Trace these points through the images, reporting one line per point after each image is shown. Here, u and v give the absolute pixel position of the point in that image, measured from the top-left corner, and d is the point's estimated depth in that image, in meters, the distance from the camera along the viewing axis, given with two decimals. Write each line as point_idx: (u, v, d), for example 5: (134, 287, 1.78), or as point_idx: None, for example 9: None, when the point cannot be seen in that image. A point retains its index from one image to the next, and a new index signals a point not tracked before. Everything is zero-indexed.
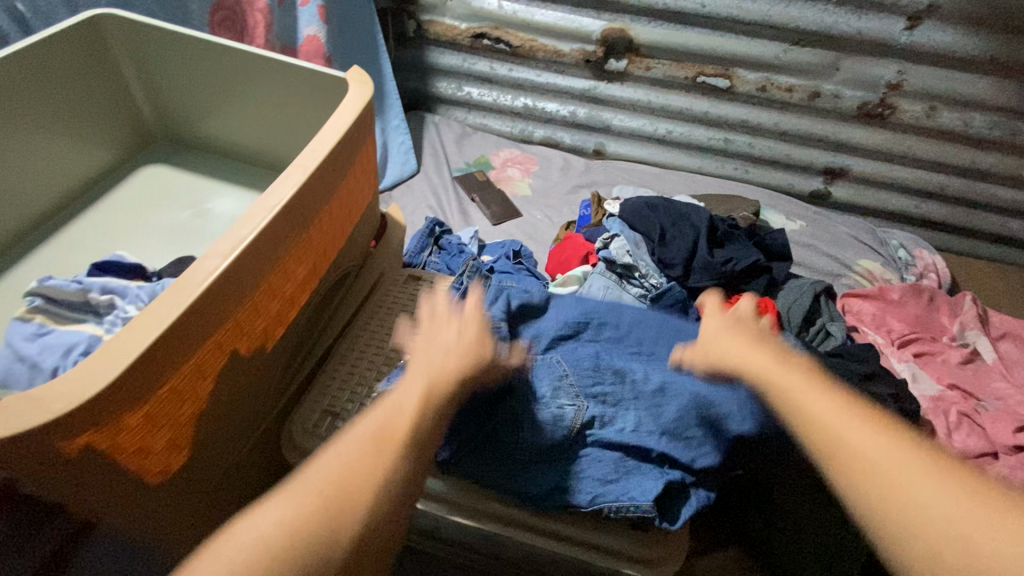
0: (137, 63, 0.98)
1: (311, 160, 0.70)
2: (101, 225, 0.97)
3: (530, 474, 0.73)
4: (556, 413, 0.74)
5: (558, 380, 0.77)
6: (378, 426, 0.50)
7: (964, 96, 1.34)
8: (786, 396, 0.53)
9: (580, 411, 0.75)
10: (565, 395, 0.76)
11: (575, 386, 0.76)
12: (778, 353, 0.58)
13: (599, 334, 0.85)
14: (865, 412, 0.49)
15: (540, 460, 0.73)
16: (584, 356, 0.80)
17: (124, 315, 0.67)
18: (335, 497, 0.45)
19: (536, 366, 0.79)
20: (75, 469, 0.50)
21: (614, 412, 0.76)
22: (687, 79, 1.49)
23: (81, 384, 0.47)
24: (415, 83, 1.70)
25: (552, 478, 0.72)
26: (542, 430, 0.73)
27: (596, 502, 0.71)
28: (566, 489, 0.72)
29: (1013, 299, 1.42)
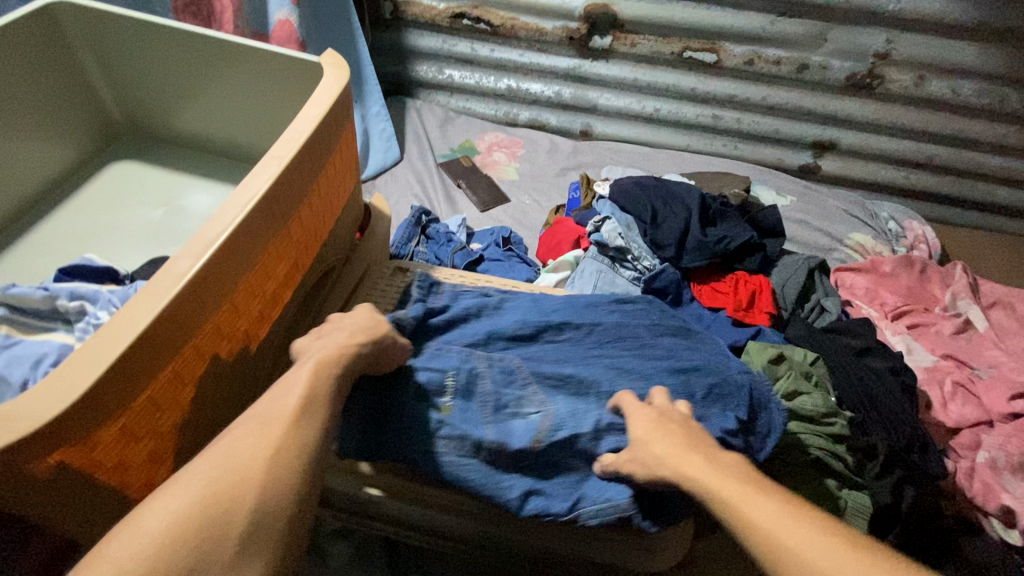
0: (96, 53, 0.93)
1: (286, 152, 0.66)
2: (68, 227, 0.93)
3: (501, 479, 0.66)
4: (522, 422, 0.68)
5: (519, 388, 0.70)
6: (274, 420, 0.49)
7: (953, 64, 1.33)
8: (730, 507, 0.52)
9: (547, 415, 0.68)
10: (530, 403, 0.69)
11: (539, 390, 0.71)
12: (706, 450, 0.58)
13: (562, 332, 0.81)
14: (802, 516, 0.50)
15: (504, 466, 0.67)
16: (543, 358, 0.76)
17: (95, 322, 0.64)
18: (228, 490, 0.44)
19: (494, 369, 0.71)
20: (49, 491, 0.47)
21: (584, 411, 0.69)
22: (673, 55, 1.46)
23: (48, 402, 0.44)
24: (394, 67, 1.64)
25: (526, 483, 0.66)
26: (513, 434, 0.67)
27: (575, 509, 0.66)
28: (542, 495, 0.66)
29: (1002, 267, 1.43)
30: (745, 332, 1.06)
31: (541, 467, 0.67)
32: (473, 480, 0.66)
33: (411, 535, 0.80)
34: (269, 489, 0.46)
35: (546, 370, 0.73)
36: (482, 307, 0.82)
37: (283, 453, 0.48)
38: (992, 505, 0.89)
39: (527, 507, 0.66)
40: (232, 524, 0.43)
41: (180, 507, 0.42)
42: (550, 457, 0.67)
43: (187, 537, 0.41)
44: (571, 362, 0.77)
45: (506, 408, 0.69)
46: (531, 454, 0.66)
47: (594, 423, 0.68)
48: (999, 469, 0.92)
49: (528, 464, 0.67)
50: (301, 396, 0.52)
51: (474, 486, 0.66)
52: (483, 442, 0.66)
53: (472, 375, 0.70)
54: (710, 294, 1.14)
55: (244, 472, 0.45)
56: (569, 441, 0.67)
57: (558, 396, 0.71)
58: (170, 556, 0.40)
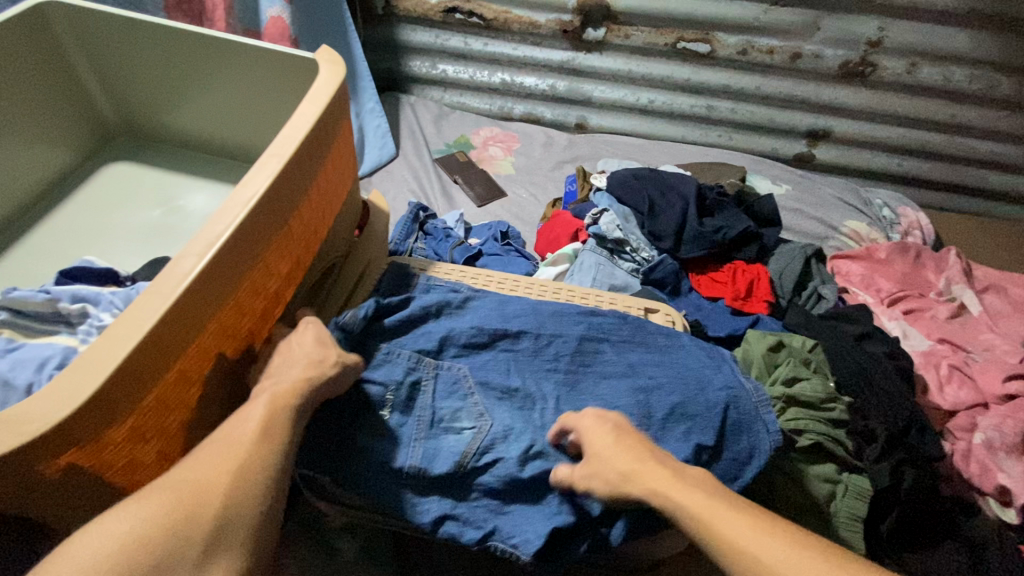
0: (88, 53, 0.92)
1: (286, 148, 0.66)
2: (66, 229, 0.92)
3: (419, 501, 0.66)
4: (454, 438, 0.68)
5: (460, 401, 0.70)
6: (241, 434, 0.53)
7: (944, 51, 1.33)
8: (700, 522, 0.55)
9: (480, 433, 0.68)
10: (466, 416, 0.69)
11: (479, 405, 0.70)
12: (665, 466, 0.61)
13: (517, 341, 0.76)
14: (763, 522, 0.55)
15: (430, 487, 0.67)
16: (493, 370, 0.73)
17: (98, 324, 0.64)
18: (194, 500, 0.48)
19: (439, 380, 0.71)
20: (59, 490, 0.47)
21: (518, 433, 0.68)
22: (667, 46, 1.46)
23: (58, 401, 0.44)
24: (387, 63, 1.64)
25: (444, 506, 0.66)
26: (438, 457, 0.66)
27: (486, 539, 0.65)
28: (456, 521, 0.66)
29: (994, 252, 1.44)
30: (744, 321, 1.07)
31: (465, 493, 0.67)
32: (393, 501, 0.66)
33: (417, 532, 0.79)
34: (233, 499, 0.50)
35: (491, 384, 0.72)
36: (447, 305, 0.79)
37: (249, 466, 0.52)
38: (988, 485, 0.91)
39: (439, 531, 0.66)
40: (196, 530, 0.47)
41: (147, 519, 0.46)
42: (474, 481, 0.67)
43: (152, 545, 0.45)
44: (519, 373, 0.74)
45: (441, 423, 0.69)
46: (454, 476, 0.66)
47: (523, 447, 0.67)
48: (995, 449, 0.93)
49: (449, 486, 0.67)
50: (266, 413, 0.55)
51: (394, 507, 0.66)
52: (407, 462, 0.66)
53: (416, 386, 0.70)
54: (708, 283, 1.15)
55: (212, 485, 0.49)
56: (493, 465, 0.66)
57: (498, 413, 0.70)
58: (137, 562, 0.44)
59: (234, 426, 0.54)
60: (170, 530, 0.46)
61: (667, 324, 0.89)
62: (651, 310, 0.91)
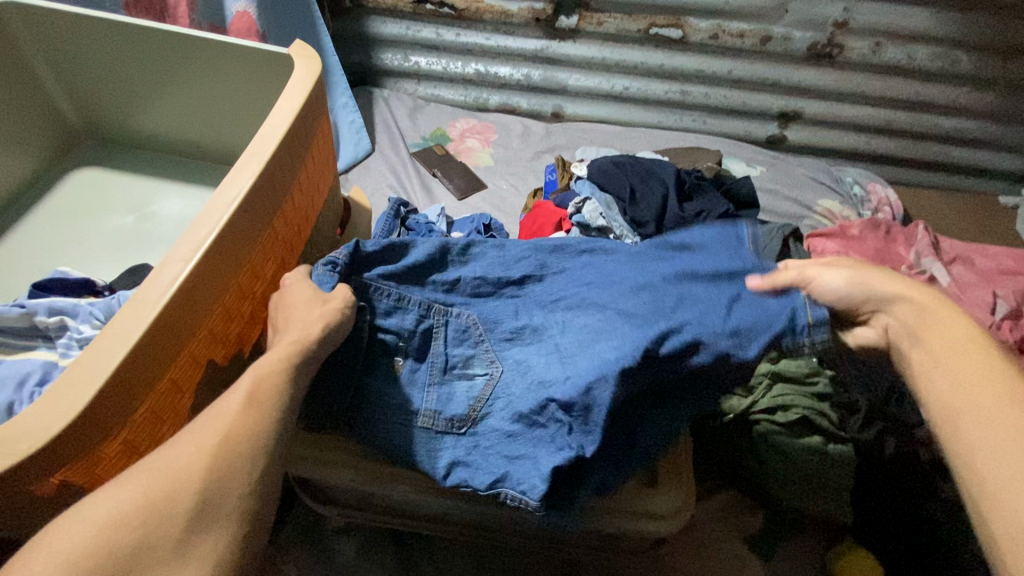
0: (47, 55, 0.88)
1: (265, 146, 0.64)
2: (35, 241, 0.89)
3: (436, 443, 0.67)
4: (467, 384, 0.70)
5: (471, 347, 0.71)
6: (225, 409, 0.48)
7: (908, 30, 1.37)
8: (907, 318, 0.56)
9: (491, 381, 0.69)
10: (480, 363, 0.71)
11: (489, 352, 0.71)
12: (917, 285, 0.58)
13: (523, 287, 0.75)
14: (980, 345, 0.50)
15: (444, 429, 0.67)
16: (500, 312, 0.73)
17: (78, 336, 0.62)
18: (176, 477, 0.43)
19: (450, 326, 0.72)
20: (55, 507, 0.46)
21: (525, 370, 0.68)
22: (640, 32, 1.47)
23: (46, 419, 0.43)
24: (358, 56, 1.60)
25: (457, 451, 0.66)
26: (453, 400, 0.69)
27: (496, 485, 0.64)
28: (467, 467, 0.66)
29: (959, 224, 1.50)
30: None
31: (477, 437, 0.67)
32: (406, 447, 0.66)
33: (415, 523, 0.81)
34: (220, 474, 0.44)
35: (500, 325, 0.72)
36: (449, 251, 0.74)
37: (234, 441, 0.46)
38: None
39: (451, 480, 0.65)
40: (179, 509, 0.41)
41: (125, 501, 0.41)
42: (485, 422, 0.68)
43: (128, 528, 0.40)
44: (528, 314, 0.73)
45: (454, 369, 0.71)
46: (467, 420, 0.68)
47: (526, 384, 0.67)
48: None
49: (462, 433, 0.67)
50: (252, 386, 0.50)
51: (408, 454, 0.66)
52: (421, 410, 0.68)
53: (427, 333, 0.71)
54: None
55: (193, 465, 0.44)
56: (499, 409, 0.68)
57: (508, 355, 0.71)
58: (116, 545, 0.39)
59: (219, 404, 0.49)
60: (151, 511, 0.41)
61: None
62: None
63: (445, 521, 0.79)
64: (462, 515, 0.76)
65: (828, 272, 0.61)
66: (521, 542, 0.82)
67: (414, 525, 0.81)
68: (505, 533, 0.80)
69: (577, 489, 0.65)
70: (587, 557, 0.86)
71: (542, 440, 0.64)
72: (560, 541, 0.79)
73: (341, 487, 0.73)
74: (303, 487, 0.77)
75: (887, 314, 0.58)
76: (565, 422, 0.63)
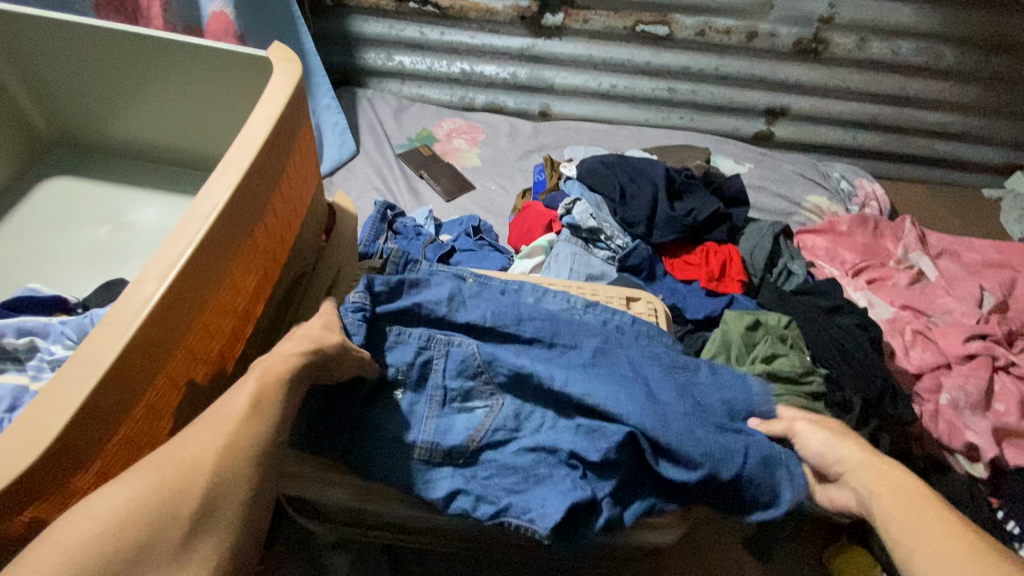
0: (12, 60, 0.84)
1: (245, 154, 0.61)
2: (5, 255, 0.85)
3: (431, 475, 0.64)
4: (465, 420, 0.67)
5: (469, 380, 0.68)
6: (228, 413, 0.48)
7: (892, 25, 1.37)
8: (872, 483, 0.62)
9: (493, 412, 0.67)
10: (479, 395, 0.68)
11: (489, 383, 0.69)
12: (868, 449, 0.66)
13: (529, 348, 0.73)
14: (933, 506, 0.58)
15: (443, 459, 0.65)
16: (502, 349, 0.70)
17: (50, 357, 0.59)
18: (178, 479, 0.43)
19: (450, 356, 0.69)
20: (28, 543, 0.44)
21: (527, 419, 0.68)
22: (626, 29, 1.45)
23: (14, 451, 0.40)
24: (340, 56, 1.57)
25: (456, 480, 0.64)
26: (451, 431, 0.66)
27: (499, 515, 0.63)
28: (468, 494, 0.63)
29: (944, 218, 1.51)
30: (720, 302, 1.08)
31: (475, 467, 0.65)
32: (402, 479, 0.64)
33: (409, 539, 0.79)
34: (224, 474, 0.45)
35: (502, 365, 0.69)
36: (457, 294, 0.74)
37: (238, 447, 0.47)
38: (957, 443, 0.96)
39: (451, 506, 0.63)
40: (184, 511, 0.42)
41: (132, 499, 0.40)
42: (485, 455, 0.66)
43: (136, 527, 0.39)
44: (527, 356, 0.71)
45: (453, 402, 0.68)
46: (466, 450, 0.65)
47: (536, 427, 0.67)
48: (960, 407, 0.98)
49: (462, 463, 0.65)
50: (255, 393, 0.50)
51: (404, 485, 0.64)
52: (418, 440, 0.65)
53: (426, 366, 0.69)
54: (682, 267, 1.16)
55: (197, 468, 0.44)
56: (507, 442, 0.67)
57: (510, 394, 0.69)
58: (120, 543, 0.38)
59: (223, 404, 0.49)
60: (157, 509, 0.41)
61: (648, 312, 0.87)
62: (633, 298, 0.89)
63: (439, 535, 0.77)
64: (456, 530, 0.74)
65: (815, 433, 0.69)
66: (518, 554, 0.81)
67: (409, 540, 0.80)
68: (503, 546, 0.78)
69: (584, 523, 0.63)
70: (585, 567, 0.84)
71: (550, 479, 0.64)
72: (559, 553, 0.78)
73: (331, 505, 0.72)
74: (294, 506, 0.76)
75: (854, 477, 0.64)
76: (576, 467, 0.65)
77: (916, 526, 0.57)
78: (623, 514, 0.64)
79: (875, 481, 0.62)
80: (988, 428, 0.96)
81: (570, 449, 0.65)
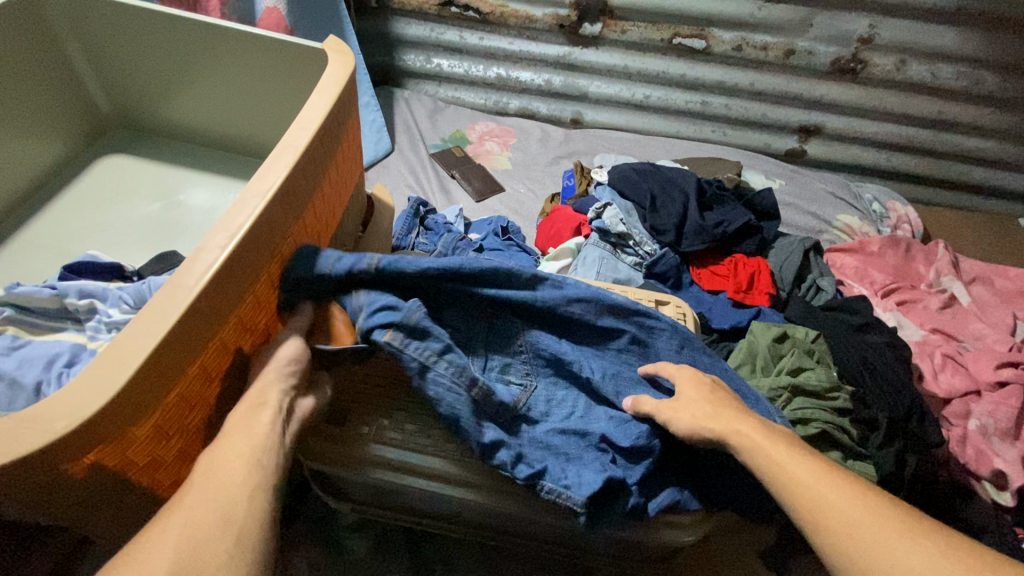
0: (82, 40, 0.89)
1: (300, 137, 0.64)
2: (64, 226, 0.90)
3: (481, 420, 0.63)
4: (505, 388, 0.68)
5: (510, 356, 0.71)
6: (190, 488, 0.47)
7: (934, 49, 1.36)
8: (754, 451, 0.59)
9: (528, 391, 0.69)
10: (515, 372, 0.70)
11: (527, 364, 0.71)
12: (733, 411, 0.64)
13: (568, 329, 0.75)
14: (805, 459, 0.57)
15: (489, 415, 0.65)
16: (544, 331, 0.73)
17: (107, 320, 0.63)
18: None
19: (494, 331, 0.71)
20: (85, 488, 0.46)
21: (560, 402, 0.70)
22: (663, 41, 1.46)
23: (84, 398, 0.43)
24: (381, 57, 1.61)
25: (501, 433, 0.64)
26: (498, 390, 0.67)
27: (535, 477, 0.63)
28: (511, 449, 0.63)
29: (979, 245, 1.48)
30: (746, 313, 1.08)
31: (513, 431, 0.66)
32: (458, 408, 0.62)
33: (436, 525, 0.81)
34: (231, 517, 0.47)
35: (544, 348, 0.71)
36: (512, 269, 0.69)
37: (205, 521, 0.46)
38: (984, 469, 0.94)
39: (496, 453, 0.62)
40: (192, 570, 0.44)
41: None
42: (522, 426, 0.68)
43: None
44: (568, 343, 0.73)
45: (492, 372, 0.70)
46: (510, 412, 0.66)
47: (567, 412, 0.70)
48: (989, 434, 0.96)
49: (504, 421, 0.66)
50: (238, 448, 0.50)
51: (456, 418, 0.62)
52: (479, 381, 0.63)
53: (473, 330, 0.70)
54: (710, 277, 1.16)
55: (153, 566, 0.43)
56: (539, 421, 0.69)
57: (546, 378, 0.72)
58: None
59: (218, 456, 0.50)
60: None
61: (677, 317, 0.88)
62: (662, 303, 0.90)
63: (459, 523, 0.79)
64: (475, 517, 0.76)
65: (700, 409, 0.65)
66: (533, 546, 0.82)
67: (428, 525, 0.81)
68: (518, 537, 0.80)
69: (613, 504, 0.64)
70: (602, 566, 0.84)
71: (580, 459, 0.66)
72: (574, 547, 0.79)
73: (358, 484, 0.73)
74: (321, 484, 0.77)
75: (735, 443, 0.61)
76: (606, 452, 0.67)
77: (796, 487, 0.55)
78: (648, 505, 0.65)
79: (749, 449, 0.60)
80: (1017, 456, 0.94)
81: (601, 433, 0.67)
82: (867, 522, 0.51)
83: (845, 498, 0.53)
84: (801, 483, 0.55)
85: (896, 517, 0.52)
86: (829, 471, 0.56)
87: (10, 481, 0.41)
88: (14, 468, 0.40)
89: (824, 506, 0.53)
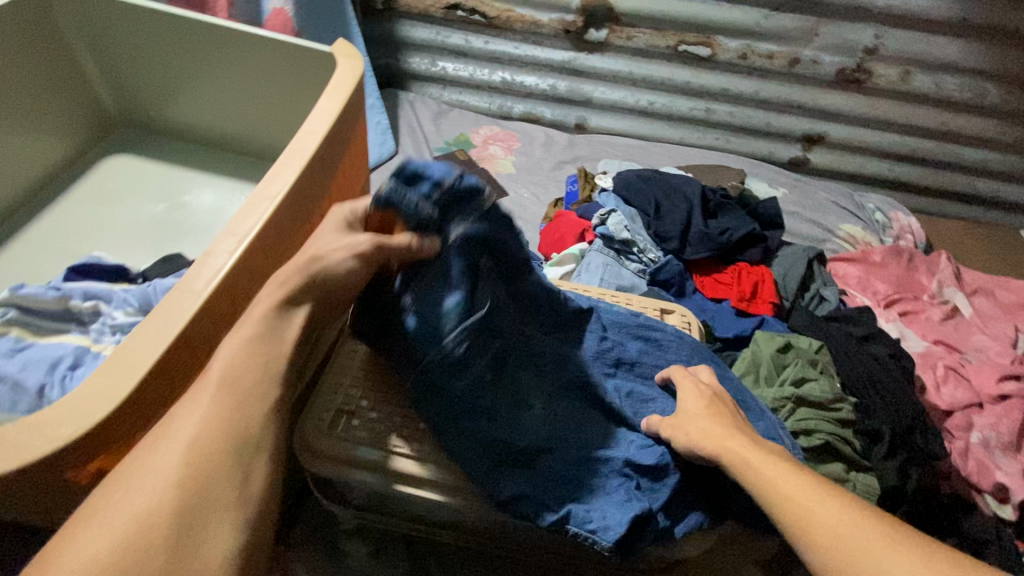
0: (89, 38, 0.89)
1: (309, 142, 0.64)
2: (67, 225, 0.89)
3: (497, 475, 0.64)
4: (528, 421, 0.67)
5: (534, 383, 0.70)
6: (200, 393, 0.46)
7: (937, 60, 1.37)
8: (746, 467, 0.59)
9: (547, 420, 0.68)
10: (538, 401, 0.69)
11: (544, 395, 0.70)
12: (729, 427, 0.64)
13: (582, 340, 0.75)
14: (799, 475, 0.56)
15: (507, 463, 0.65)
16: (559, 359, 0.72)
17: (112, 322, 0.63)
18: (150, 490, 0.41)
19: (522, 355, 0.70)
20: (90, 494, 0.46)
21: (579, 428, 0.68)
22: (668, 48, 1.47)
23: (90, 403, 0.43)
24: (387, 59, 1.61)
25: (521, 485, 0.63)
26: (520, 430, 0.66)
27: (560, 523, 0.63)
28: (532, 499, 0.63)
29: (981, 256, 1.48)
30: (749, 323, 1.08)
31: (535, 472, 0.65)
32: (474, 466, 0.64)
33: (439, 532, 0.80)
34: (235, 433, 0.46)
35: (560, 378, 0.71)
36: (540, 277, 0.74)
37: (221, 427, 0.45)
38: (986, 483, 0.94)
39: (514, 508, 0.63)
40: (196, 490, 0.42)
41: (132, 508, 0.40)
42: (546, 459, 0.66)
43: (167, 510, 0.41)
44: (582, 369, 0.73)
45: (517, 403, 0.68)
46: (530, 454, 0.65)
47: (586, 441, 0.68)
48: (991, 447, 0.96)
49: (525, 463, 0.65)
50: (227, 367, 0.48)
51: (473, 474, 0.64)
52: (490, 438, 0.65)
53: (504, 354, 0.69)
54: (713, 285, 1.16)
55: (175, 474, 0.42)
56: (560, 452, 0.67)
57: (564, 405, 0.70)
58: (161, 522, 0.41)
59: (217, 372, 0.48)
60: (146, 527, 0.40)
61: (681, 326, 0.88)
62: (667, 311, 0.90)
63: (458, 529, 0.79)
64: (476, 525, 0.75)
65: (701, 421, 0.65)
66: (536, 555, 0.81)
67: (429, 532, 0.81)
68: (517, 545, 0.79)
69: (641, 536, 0.64)
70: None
71: (603, 489, 0.65)
72: (576, 557, 0.78)
73: (358, 489, 0.73)
74: (322, 489, 0.77)
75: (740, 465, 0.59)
76: (630, 478, 0.66)
77: (791, 504, 0.54)
78: (674, 527, 0.65)
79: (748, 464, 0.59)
80: (1020, 471, 0.94)
81: (625, 458, 0.67)
82: (853, 538, 0.51)
83: (834, 513, 0.52)
84: (792, 499, 0.54)
85: (894, 535, 0.51)
86: (823, 489, 0.55)
87: (17, 487, 0.41)
88: (22, 474, 0.40)
89: (815, 523, 0.52)
